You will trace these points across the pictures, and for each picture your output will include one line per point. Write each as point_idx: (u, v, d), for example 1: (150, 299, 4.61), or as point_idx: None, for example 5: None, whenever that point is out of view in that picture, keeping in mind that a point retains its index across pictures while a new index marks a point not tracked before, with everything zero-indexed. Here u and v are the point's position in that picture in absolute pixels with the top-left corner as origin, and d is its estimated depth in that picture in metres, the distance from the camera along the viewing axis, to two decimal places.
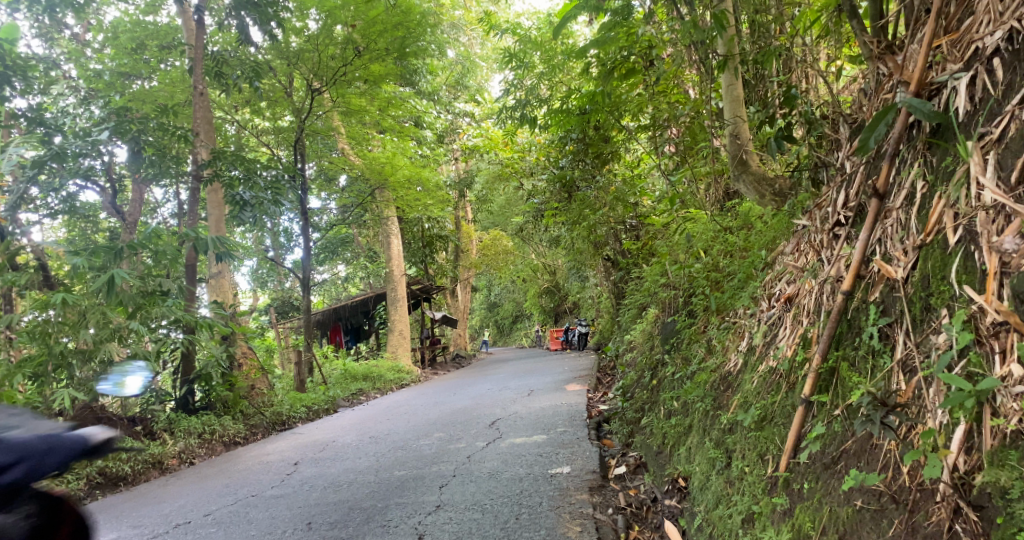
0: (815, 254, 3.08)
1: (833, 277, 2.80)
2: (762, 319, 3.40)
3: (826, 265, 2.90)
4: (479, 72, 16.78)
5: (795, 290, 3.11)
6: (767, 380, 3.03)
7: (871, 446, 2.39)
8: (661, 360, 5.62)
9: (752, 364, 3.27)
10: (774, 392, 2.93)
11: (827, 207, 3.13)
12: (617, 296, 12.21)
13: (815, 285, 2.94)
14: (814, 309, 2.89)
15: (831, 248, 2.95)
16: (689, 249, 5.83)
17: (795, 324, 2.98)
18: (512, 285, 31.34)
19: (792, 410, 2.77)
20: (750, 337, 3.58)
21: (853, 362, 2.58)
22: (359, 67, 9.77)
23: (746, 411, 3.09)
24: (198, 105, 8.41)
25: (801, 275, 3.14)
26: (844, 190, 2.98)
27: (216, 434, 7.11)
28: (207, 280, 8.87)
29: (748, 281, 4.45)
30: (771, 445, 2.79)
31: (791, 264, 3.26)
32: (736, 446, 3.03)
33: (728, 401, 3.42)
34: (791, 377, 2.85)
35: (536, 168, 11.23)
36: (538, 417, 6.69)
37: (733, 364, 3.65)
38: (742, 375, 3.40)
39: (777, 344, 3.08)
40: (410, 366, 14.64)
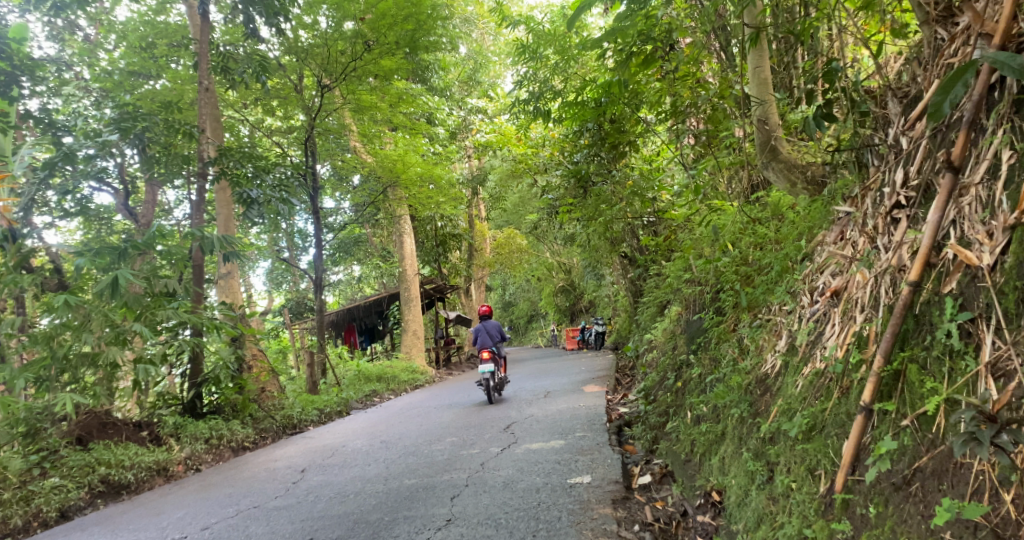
0: (866, 243, 2.78)
1: (893, 267, 2.50)
2: (804, 317, 3.10)
3: (882, 254, 2.60)
4: (491, 68, 16.52)
5: (843, 283, 2.82)
6: (814, 384, 2.72)
7: (956, 466, 2.09)
8: (686, 360, 5.32)
9: (793, 367, 2.97)
10: (822, 398, 2.63)
11: (881, 191, 2.83)
12: (635, 294, 11.90)
13: (869, 278, 2.64)
14: (868, 303, 2.59)
15: (887, 236, 2.66)
16: (715, 243, 5.53)
17: (845, 321, 2.68)
18: (528, 285, 31.04)
19: (846, 419, 2.47)
20: (789, 337, 3.28)
21: (924, 365, 2.29)
22: (369, 62, 9.51)
23: (790, 420, 2.78)
24: (204, 100, 8.01)
25: (849, 266, 2.84)
26: (903, 169, 2.69)
27: (225, 439, 6.86)
28: (217, 280, 8.62)
29: (783, 275, 4.15)
30: (822, 459, 2.48)
31: (837, 255, 2.96)
32: (780, 459, 2.73)
33: (768, 407, 3.12)
34: (843, 381, 2.55)
35: (550, 164, 10.92)
36: (556, 420, 6.42)
37: (769, 366, 3.35)
38: (782, 379, 3.10)
39: (824, 344, 2.78)
40: (425, 367, 14.38)
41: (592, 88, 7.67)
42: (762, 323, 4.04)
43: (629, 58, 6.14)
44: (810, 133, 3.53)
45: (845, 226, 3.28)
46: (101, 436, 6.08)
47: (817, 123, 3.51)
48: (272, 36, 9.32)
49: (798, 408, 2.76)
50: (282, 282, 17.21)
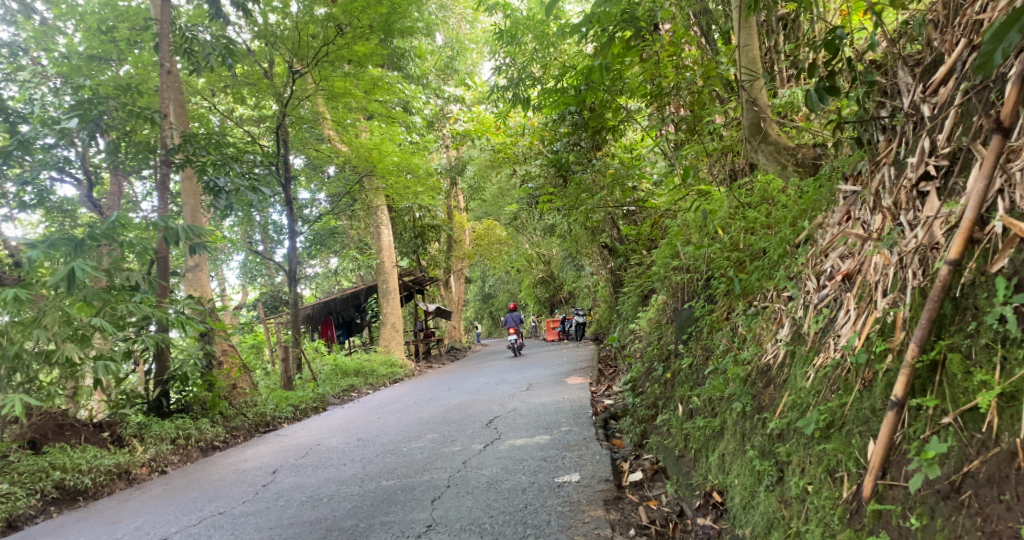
0: (887, 221, 2.58)
1: (925, 245, 2.28)
2: (812, 303, 2.90)
3: (908, 232, 2.39)
4: (468, 56, 16.16)
5: (862, 265, 2.62)
6: (829, 377, 2.52)
7: (1014, 471, 1.88)
8: (675, 350, 5.10)
9: (802, 356, 2.78)
10: (839, 393, 2.43)
11: (902, 165, 2.63)
12: (616, 285, 11.70)
13: (892, 260, 2.44)
14: (892, 289, 2.38)
15: (913, 213, 2.45)
16: (703, 229, 5.29)
17: (867, 307, 2.48)
18: (508, 276, 30.79)
19: (870, 414, 2.26)
20: (793, 325, 3.08)
21: (968, 354, 2.08)
22: (340, 47, 9.14)
23: (802, 416, 2.58)
24: (166, 84, 7.58)
25: (867, 244, 2.63)
26: (932, 136, 2.47)
27: (192, 439, 6.52)
28: (184, 273, 8.25)
29: (780, 260, 3.95)
30: (844, 461, 2.28)
31: (851, 235, 2.76)
32: (793, 460, 2.52)
33: (774, 401, 2.91)
34: (865, 372, 2.35)
35: (530, 153, 10.65)
36: (540, 414, 6.19)
37: (772, 356, 3.15)
38: (789, 370, 2.90)
39: (839, 333, 2.58)
40: (404, 361, 14.08)
41: (573, 72, 7.39)
42: (759, 311, 3.85)
43: (612, 38, 5.88)
44: (812, 107, 3.37)
45: (851, 204, 3.09)
46: (57, 438, 5.78)
47: (820, 95, 3.35)
48: (239, 19, 8.91)
49: (810, 405, 2.56)
50: (255, 276, 16.74)
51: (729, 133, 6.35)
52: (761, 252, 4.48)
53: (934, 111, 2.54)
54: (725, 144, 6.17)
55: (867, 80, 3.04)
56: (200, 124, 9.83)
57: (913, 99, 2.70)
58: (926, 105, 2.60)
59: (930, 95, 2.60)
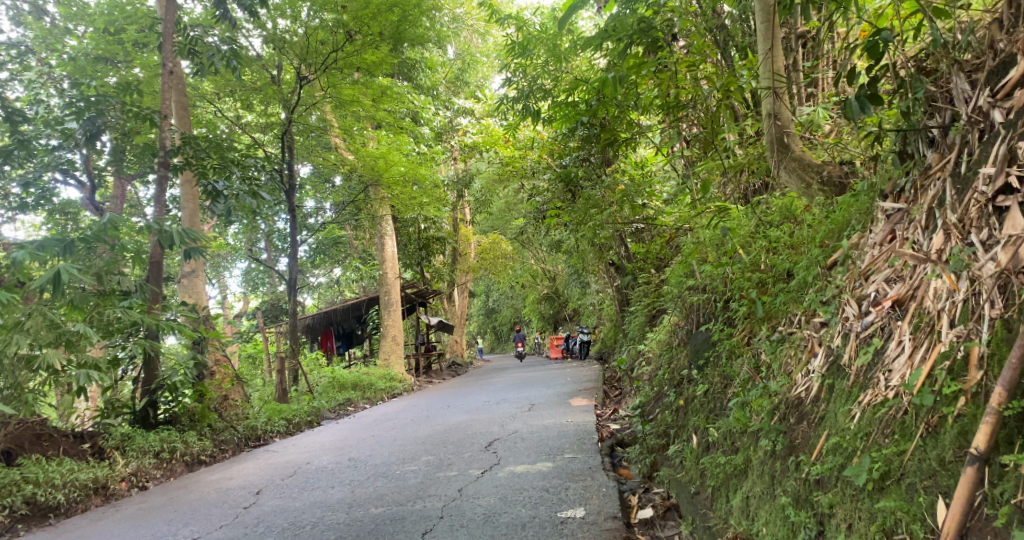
0: (952, 242, 2.39)
1: (1010, 271, 2.12)
2: (853, 332, 2.70)
3: (982, 255, 2.22)
4: (479, 69, 15.97)
5: (918, 290, 2.45)
6: (881, 418, 2.32)
7: None
8: (688, 375, 4.79)
9: (846, 392, 2.57)
10: (894, 439, 2.24)
11: (965, 181, 2.47)
12: (621, 304, 11.43)
13: (959, 285, 2.28)
14: (959, 319, 2.22)
15: (985, 232, 2.28)
16: (721, 248, 4.97)
17: (927, 340, 2.30)
18: (512, 292, 30.45)
19: (936, 467, 2.07)
20: (829, 356, 2.84)
21: None
22: (349, 54, 8.91)
23: (849, 462, 2.36)
24: (168, 83, 7.24)
25: (925, 269, 2.46)
26: (1010, 143, 2.31)
27: (177, 453, 6.21)
28: (179, 279, 7.98)
29: (809, 284, 3.64)
30: (906, 521, 2.07)
31: (903, 256, 2.58)
32: (841, 515, 2.30)
33: (811, 441, 2.65)
34: (928, 417, 2.16)
35: (540, 168, 10.38)
36: (543, 437, 5.88)
37: (804, 390, 2.90)
38: (828, 408, 2.65)
39: (892, 370, 2.38)
40: (403, 375, 13.76)
41: (586, 85, 7.11)
42: (784, 337, 3.58)
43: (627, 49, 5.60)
44: (851, 116, 3.03)
45: (897, 222, 2.82)
46: (34, 449, 5.46)
47: (861, 104, 2.99)
48: (248, 21, 8.67)
49: (860, 451, 2.34)
50: (257, 285, 16.44)
51: (745, 149, 6.05)
52: (785, 274, 4.16)
53: (1009, 117, 2.37)
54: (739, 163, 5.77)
55: (921, 90, 2.74)
56: (204, 127, 9.57)
57: (977, 105, 2.54)
58: (998, 110, 2.43)
59: (1001, 100, 2.44)
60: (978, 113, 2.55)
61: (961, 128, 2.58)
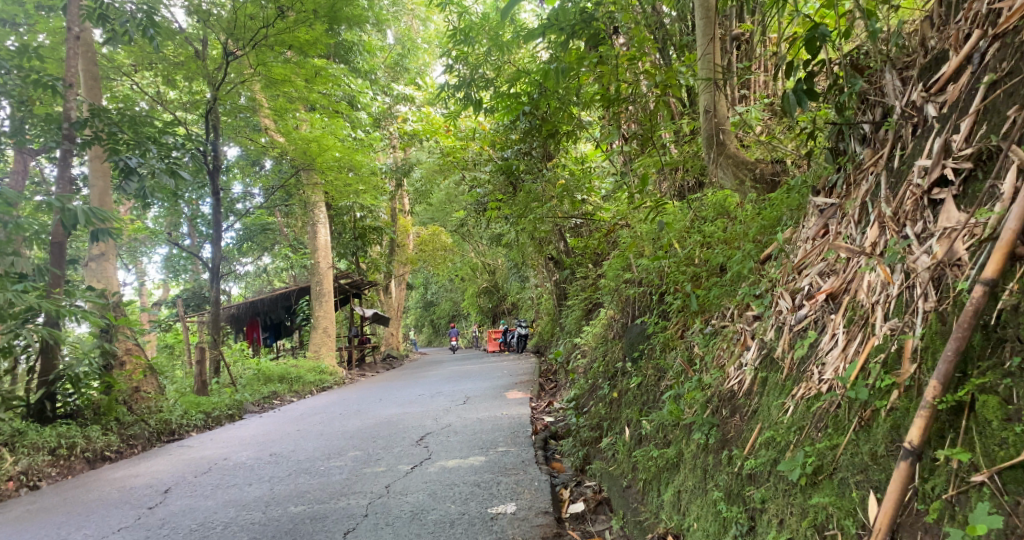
0: (886, 234, 2.40)
1: (944, 262, 2.11)
2: (786, 326, 2.71)
3: (917, 249, 2.22)
4: (419, 55, 15.72)
5: (851, 283, 2.46)
6: (814, 412, 2.33)
7: None
8: (622, 367, 4.79)
9: (779, 385, 2.58)
10: (826, 433, 2.25)
11: (900, 176, 2.48)
12: (559, 298, 11.42)
13: (894, 278, 2.29)
14: (893, 313, 2.22)
15: (920, 225, 2.28)
16: (657, 242, 4.93)
17: (861, 332, 2.31)
18: (450, 284, 30.21)
19: (868, 462, 2.07)
20: (762, 349, 2.83)
21: (1000, 399, 1.90)
22: (281, 31, 8.56)
23: (783, 457, 2.36)
24: (73, 50, 6.87)
25: (858, 262, 2.47)
26: (946, 136, 2.32)
27: (76, 449, 5.86)
28: (86, 262, 7.64)
29: (742, 277, 3.65)
30: (839, 518, 2.07)
31: (838, 251, 2.59)
32: (776, 512, 2.28)
33: (743, 435, 2.63)
34: (861, 411, 2.16)
35: (480, 159, 10.26)
36: (476, 431, 5.77)
37: (737, 384, 2.88)
38: (762, 401, 2.64)
39: (825, 362, 2.39)
40: (334, 367, 13.41)
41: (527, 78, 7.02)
42: (717, 330, 3.59)
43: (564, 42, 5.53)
44: (788, 110, 3.04)
45: (830, 216, 2.81)
46: None
47: (798, 97, 2.99)
48: None
49: (792, 445, 2.34)
50: (180, 272, 15.79)
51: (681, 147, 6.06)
52: (720, 268, 4.15)
53: (943, 110, 2.39)
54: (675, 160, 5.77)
55: (857, 83, 2.72)
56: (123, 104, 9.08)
57: (912, 99, 2.56)
58: (932, 105, 2.45)
59: (935, 94, 2.45)
60: (912, 108, 2.56)
61: (894, 123, 2.61)
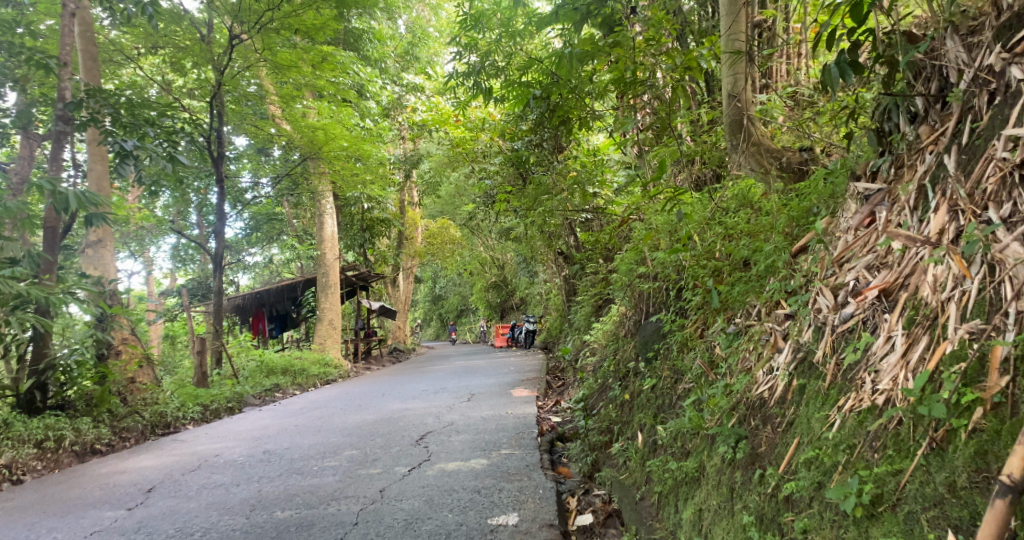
0: (960, 221, 2.22)
1: None
2: (830, 326, 2.50)
3: (1006, 236, 2.05)
4: (431, 44, 15.39)
5: (909, 279, 2.30)
6: (867, 429, 2.14)
7: None
8: (635, 367, 4.49)
9: (821, 393, 2.38)
10: (884, 456, 2.06)
11: (978, 159, 2.27)
12: (569, 293, 11.12)
13: (972, 272, 2.11)
14: (973, 314, 2.05)
15: (1009, 207, 2.10)
16: (674, 234, 4.63)
17: (927, 336, 2.13)
18: (460, 279, 29.95)
19: (944, 494, 1.88)
20: (800, 355, 2.59)
21: None
22: (287, 14, 8.26)
23: (829, 481, 2.16)
24: (69, 27, 6.68)
25: (919, 254, 2.30)
26: None
27: (65, 442, 5.63)
28: (83, 249, 7.45)
29: (769, 273, 3.38)
30: None
31: (897, 237, 2.38)
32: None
33: (778, 451, 2.42)
34: (933, 430, 1.97)
35: (490, 150, 9.97)
36: (480, 430, 5.50)
37: (769, 394, 2.63)
38: (802, 416, 2.40)
39: (879, 370, 2.21)
40: (339, 360, 13.16)
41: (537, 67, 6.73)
42: (741, 330, 3.32)
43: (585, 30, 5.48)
44: (829, 83, 2.75)
45: (877, 203, 2.64)
46: None
47: (841, 70, 2.70)
48: None
49: (841, 466, 2.14)
50: (187, 261, 15.62)
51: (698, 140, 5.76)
52: (743, 262, 3.85)
53: None
54: (693, 150, 5.44)
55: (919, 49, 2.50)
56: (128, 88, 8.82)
57: (986, 64, 2.34)
58: (1016, 67, 2.22)
59: (1019, 55, 2.23)
60: (986, 72, 2.35)
61: (961, 94, 2.42)
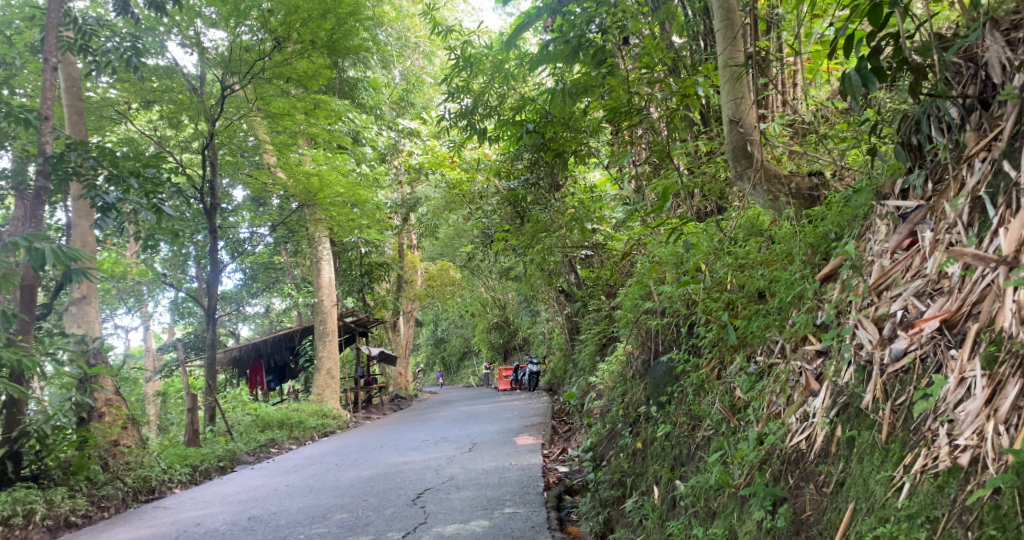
0: None
1: None
2: (882, 366, 2.35)
3: None
4: (426, 89, 15.30)
5: (977, 308, 2.13)
6: (951, 496, 1.93)
7: None
8: (646, 412, 4.17)
9: (879, 447, 2.22)
10: (983, 537, 1.81)
11: None
12: (572, 332, 10.76)
13: None
14: None
15: None
16: (682, 267, 4.31)
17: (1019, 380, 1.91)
18: (462, 321, 29.52)
19: None
20: (849, 408, 2.41)
21: None
22: (278, 64, 8.05)
23: None
24: (51, 82, 6.40)
25: (989, 277, 2.11)
26: None
27: (35, 517, 5.25)
28: (66, 307, 7.13)
29: (791, 304, 3.06)
30: None
31: (966, 256, 2.17)
32: None
33: (829, 519, 2.26)
34: None
35: (486, 190, 9.71)
36: (483, 485, 5.10)
37: (815, 454, 2.45)
38: (860, 481, 2.21)
39: (955, 419, 2.03)
40: (339, 411, 12.72)
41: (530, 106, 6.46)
42: (764, 369, 3.05)
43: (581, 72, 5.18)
44: (851, 93, 2.46)
45: (918, 222, 2.49)
46: None
47: (864, 77, 2.42)
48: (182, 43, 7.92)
49: None
50: (183, 315, 15.28)
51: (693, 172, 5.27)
52: (759, 294, 3.55)
53: None
54: (692, 183, 5.00)
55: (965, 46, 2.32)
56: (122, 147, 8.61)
57: None
58: None
59: None
60: None
61: (1019, 91, 2.22)
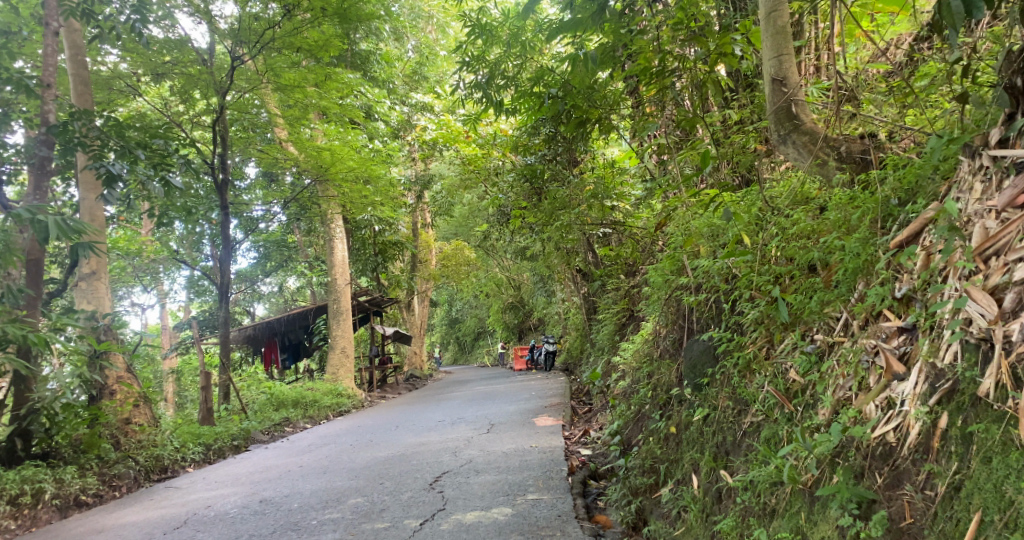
0: None
1: None
2: (1009, 343, 2.12)
3: None
4: (439, 63, 14.89)
5: None
6: None
7: None
8: (677, 395, 3.89)
9: (1015, 446, 2.02)
10: None
11: None
12: (591, 312, 10.46)
13: None
14: None
15: None
16: (719, 240, 3.96)
17: None
18: (476, 301, 29.22)
19: None
20: (959, 401, 2.19)
21: None
22: (289, 33, 7.76)
23: None
24: (52, 46, 6.13)
25: None
26: None
27: (44, 496, 5.05)
28: (76, 282, 6.90)
29: (856, 275, 2.79)
30: None
31: None
32: None
33: (943, 529, 2.10)
34: None
35: (503, 166, 9.36)
36: (503, 469, 4.84)
37: (915, 455, 2.25)
38: (987, 487, 2.04)
39: None
40: (354, 390, 12.54)
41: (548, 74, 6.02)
42: (825, 347, 2.80)
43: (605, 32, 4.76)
44: (954, 23, 2.35)
45: None
46: None
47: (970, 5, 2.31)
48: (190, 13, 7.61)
49: None
50: (199, 293, 15.08)
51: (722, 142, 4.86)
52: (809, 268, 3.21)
53: None
54: (725, 153, 4.60)
55: None
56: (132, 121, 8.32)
57: None
58: None
59: None
60: None
61: None
